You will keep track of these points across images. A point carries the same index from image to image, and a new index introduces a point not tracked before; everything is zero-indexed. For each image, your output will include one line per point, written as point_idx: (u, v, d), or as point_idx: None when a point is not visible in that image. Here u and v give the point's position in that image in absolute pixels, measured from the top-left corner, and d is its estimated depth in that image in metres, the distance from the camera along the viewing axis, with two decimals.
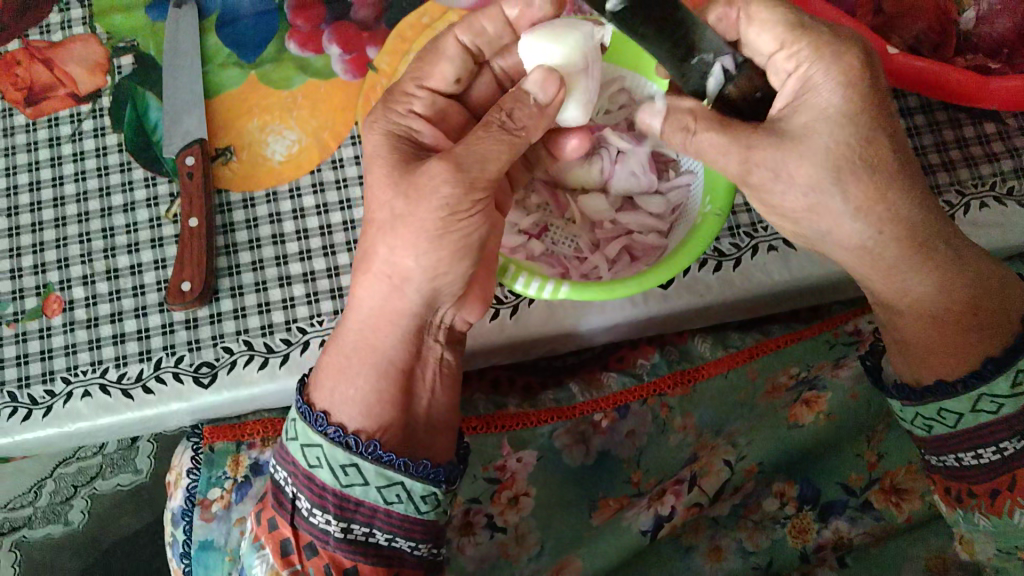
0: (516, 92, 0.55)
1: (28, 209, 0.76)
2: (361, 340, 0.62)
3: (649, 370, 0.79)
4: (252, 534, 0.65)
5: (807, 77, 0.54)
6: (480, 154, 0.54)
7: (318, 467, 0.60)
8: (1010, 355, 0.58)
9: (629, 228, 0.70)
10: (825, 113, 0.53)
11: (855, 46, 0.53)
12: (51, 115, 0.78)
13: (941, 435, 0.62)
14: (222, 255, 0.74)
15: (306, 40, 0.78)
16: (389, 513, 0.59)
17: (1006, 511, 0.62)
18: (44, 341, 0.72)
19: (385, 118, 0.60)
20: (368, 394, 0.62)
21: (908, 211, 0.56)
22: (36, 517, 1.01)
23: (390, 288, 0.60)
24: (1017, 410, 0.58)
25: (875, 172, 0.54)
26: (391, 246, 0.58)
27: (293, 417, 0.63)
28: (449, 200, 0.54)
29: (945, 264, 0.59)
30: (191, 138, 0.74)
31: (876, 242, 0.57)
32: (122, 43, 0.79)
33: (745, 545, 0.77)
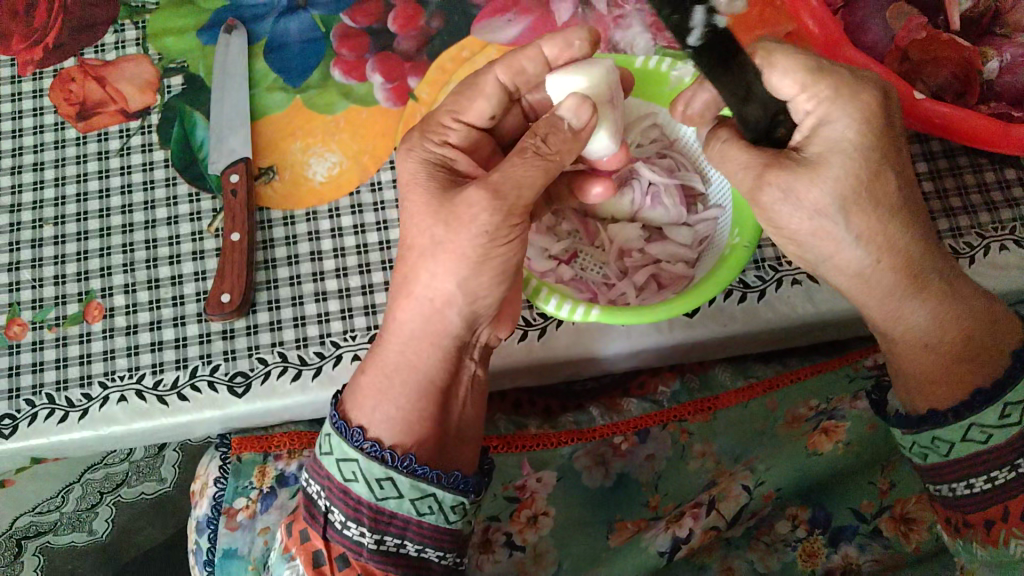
0: (551, 118, 0.57)
1: (75, 219, 0.79)
2: (403, 360, 0.63)
3: (670, 396, 0.82)
4: (281, 545, 0.67)
5: (823, 120, 0.57)
6: (517, 179, 0.56)
7: (354, 481, 0.61)
8: (999, 388, 0.59)
9: (657, 258, 0.72)
10: (838, 148, 0.55)
11: (876, 84, 0.57)
12: (101, 129, 0.81)
13: (934, 463, 0.63)
14: (261, 270, 0.76)
15: (350, 68, 0.81)
16: (421, 524, 0.61)
17: (1001, 541, 0.61)
18: (84, 346, 0.74)
19: (421, 145, 0.63)
20: (407, 413, 0.63)
21: (905, 242, 0.58)
22: (62, 524, 1.04)
23: (431, 312, 0.61)
24: (1009, 439, 0.59)
25: (877, 203, 0.56)
26: (432, 271, 0.60)
27: (328, 431, 0.64)
28: (488, 227, 0.57)
29: (941, 296, 0.60)
30: (236, 156, 0.77)
31: (871, 270, 0.59)
32: (173, 64, 0.82)
33: (757, 566, 0.78)
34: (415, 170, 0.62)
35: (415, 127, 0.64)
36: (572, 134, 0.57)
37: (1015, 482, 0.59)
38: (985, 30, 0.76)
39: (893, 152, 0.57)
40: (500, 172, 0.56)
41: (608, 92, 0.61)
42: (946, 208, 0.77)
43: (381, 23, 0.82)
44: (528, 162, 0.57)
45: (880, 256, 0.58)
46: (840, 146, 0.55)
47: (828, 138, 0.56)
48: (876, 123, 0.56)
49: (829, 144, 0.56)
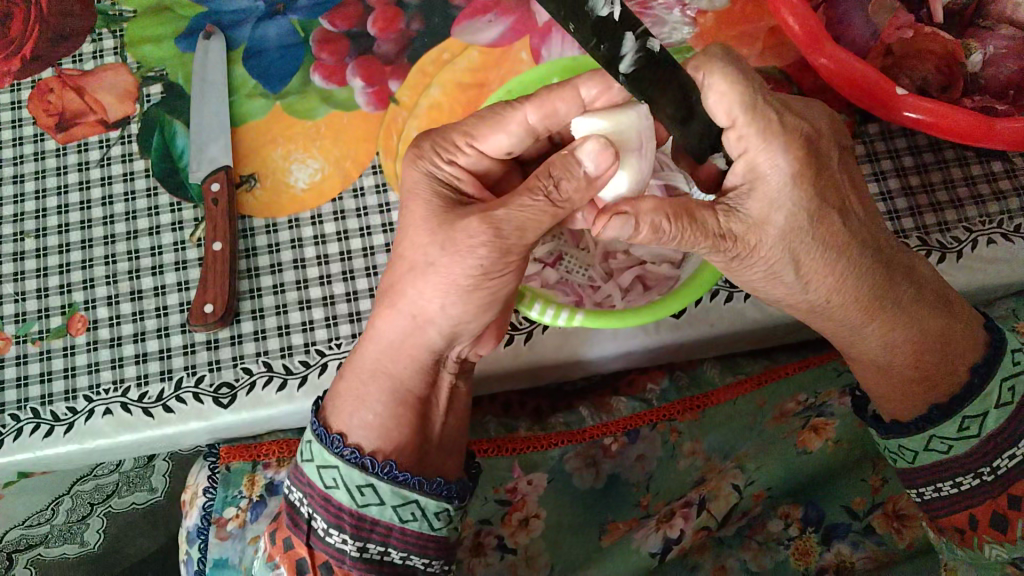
0: (568, 158, 0.54)
1: (56, 231, 0.78)
2: (378, 369, 0.63)
3: (659, 396, 0.80)
4: (266, 553, 0.67)
5: (756, 163, 0.55)
6: (518, 220, 0.55)
7: (335, 488, 0.61)
8: (957, 403, 0.62)
9: (641, 259, 0.71)
10: (778, 205, 0.56)
11: (800, 134, 0.55)
12: (81, 140, 0.81)
13: (904, 468, 0.67)
14: (244, 279, 0.76)
15: (331, 73, 0.80)
16: (404, 531, 0.61)
17: (976, 544, 0.65)
18: (68, 359, 0.74)
19: (429, 158, 0.61)
20: (386, 418, 0.63)
21: (854, 281, 0.60)
22: (53, 535, 1.03)
23: (412, 327, 0.62)
24: (968, 450, 0.62)
25: (825, 246, 0.58)
26: (419, 289, 0.60)
27: (310, 438, 0.64)
28: (483, 262, 0.56)
29: (895, 320, 0.63)
30: (217, 165, 0.76)
31: (824, 306, 0.62)
32: (151, 73, 0.81)
33: (749, 565, 0.80)
34: (421, 182, 0.60)
35: (430, 135, 0.62)
36: (586, 180, 0.55)
37: (980, 489, 0.63)
38: (968, 24, 0.75)
39: (833, 196, 0.57)
40: (505, 209, 0.54)
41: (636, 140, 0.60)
42: (933, 202, 0.76)
43: (360, 26, 0.81)
44: (537, 205, 0.54)
45: (831, 296, 0.61)
46: (776, 203, 0.56)
47: (765, 194, 0.55)
48: (809, 178, 0.55)
49: (755, 199, 0.56)
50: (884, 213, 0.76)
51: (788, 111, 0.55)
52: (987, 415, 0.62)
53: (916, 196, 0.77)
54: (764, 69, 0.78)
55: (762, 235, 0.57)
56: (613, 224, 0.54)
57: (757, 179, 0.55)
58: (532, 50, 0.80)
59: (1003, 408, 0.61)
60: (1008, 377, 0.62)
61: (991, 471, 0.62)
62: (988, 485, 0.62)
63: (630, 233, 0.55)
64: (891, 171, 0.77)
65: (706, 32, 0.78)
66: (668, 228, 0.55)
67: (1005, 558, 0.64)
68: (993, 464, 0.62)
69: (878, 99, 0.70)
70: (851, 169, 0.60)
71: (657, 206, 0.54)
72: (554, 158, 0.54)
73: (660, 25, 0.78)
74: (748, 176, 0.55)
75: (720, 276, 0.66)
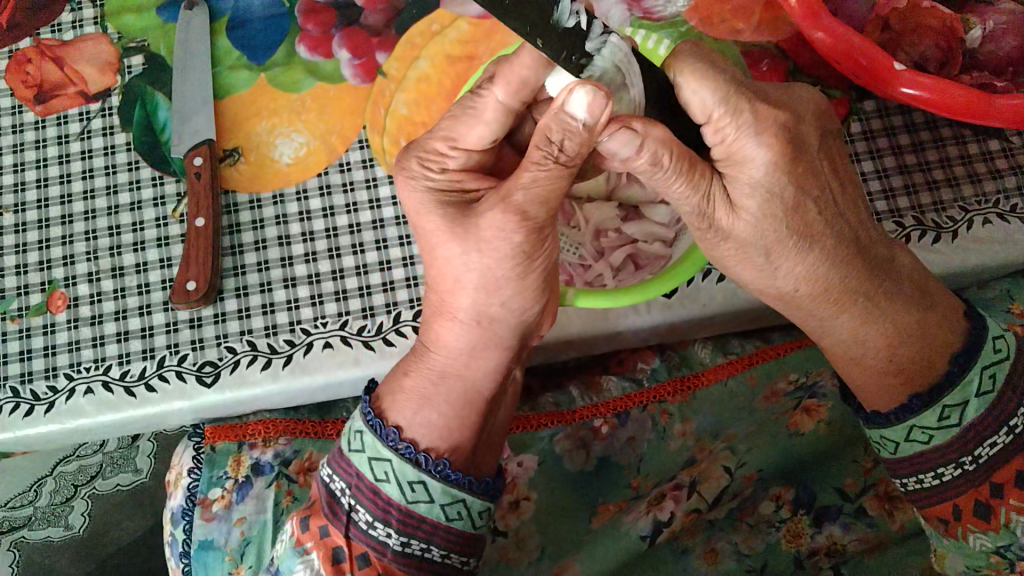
0: (560, 116, 0.51)
1: (35, 206, 0.76)
2: (450, 368, 0.63)
3: (650, 375, 0.80)
4: (292, 539, 0.63)
5: (735, 149, 0.55)
6: (541, 194, 0.54)
7: (385, 482, 0.59)
8: (935, 392, 0.60)
9: (634, 238, 0.69)
10: (753, 192, 0.56)
11: (778, 120, 0.55)
12: (60, 113, 0.79)
13: (888, 458, 0.64)
14: (227, 256, 0.74)
15: (316, 44, 0.78)
16: (449, 530, 0.60)
17: (960, 534, 0.63)
18: (48, 337, 0.72)
19: (421, 174, 0.58)
20: (449, 420, 0.62)
21: (823, 268, 0.60)
22: (36, 518, 1.02)
23: (476, 332, 0.61)
24: (950, 440, 0.59)
25: (795, 231, 0.58)
26: (465, 294, 0.59)
27: (359, 428, 0.62)
28: (523, 247, 0.56)
29: (869, 312, 0.61)
30: (200, 138, 0.74)
31: (794, 294, 0.62)
32: (133, 44, 0.79)
33: (740, 548, 0.77)
34: (421, 198, 0.58)
35: (409, 147, 0.59)
36: (587, 135, 0.51)
37: (963, 481, 0.60)
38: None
39: (813, 183, 0.57)
40: (522, 191, 0.53)
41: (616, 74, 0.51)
42: (930, 180, 0.75)
43: None
44: (548, 172, 0.53)
45: (801, 285, 0.60)
46: (753, 186, 0.56)
47: (741, 179, 0.56)
48: (787, 163, 0.55)
49: (743, 186, 0.56)
50: (878, 192, 0.75)
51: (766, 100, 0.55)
52: (967, 405, 0.59)
53: (911, 174, 0.75)
54: (760, 43, 0.76)
55: (735, 218, 0.58)
56: (619, 136, 0.52)
57: (736, 163, 0.56)
58: None
59: (985, 397, 0.58)
60: (988, 365, 0.59)
61: (973, 459, 0.59)
62: (969, 475, 0.60)
63: (631, 153, 0.53)
64: (886, 149, 0.76)
65: (701, 5, 0.76)
66: (668, 162, 0.54)
67: (989, 547, 0.62)
68: (975, 453, 0.59)
69: (876, 75, 0.69)
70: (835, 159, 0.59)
71: (665, 136, 0.53)
72: (548, 120, 0.51)
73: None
74: (726, 161, 0.56)
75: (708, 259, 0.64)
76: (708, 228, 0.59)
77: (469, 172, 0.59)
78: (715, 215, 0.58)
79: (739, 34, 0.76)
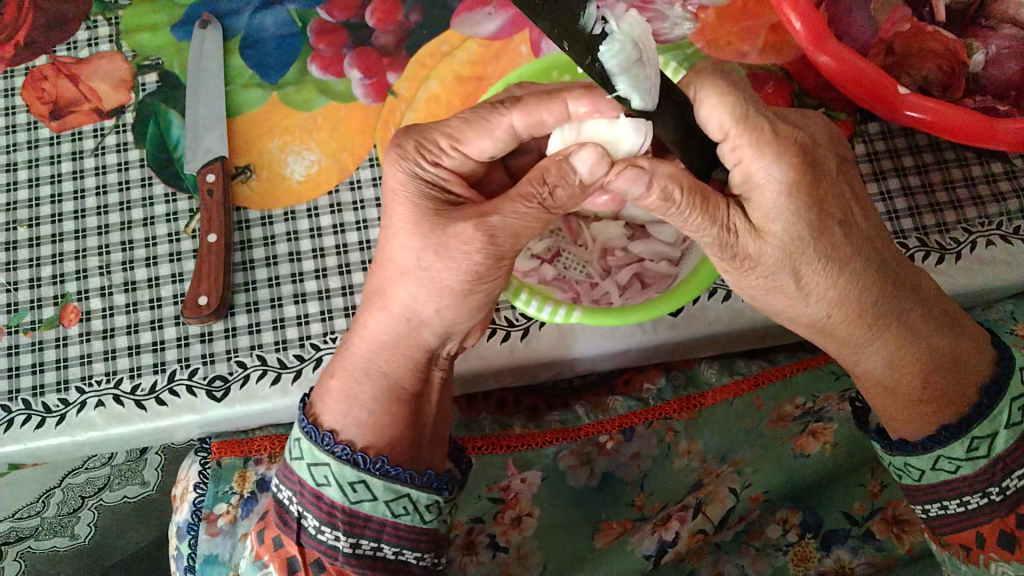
0: (562, 164, 0.54)
1: (49, 221, 0.77)
2: (381, 372, 0.63)
3: (655, 395, 0.79)
4: (253, 552, 0.66)
5: (751, 172, 0.54)
6: (514, 227, 0.54)
7: (326, 486, 0.60)
8: (965, 422, 0.61)
9: (640, 256, 0.70)
10: (777, 215, 0.55)
11: (796, 144, 0.54)
12: (74, 129, 0.80)
13: (909, 485, 0.66)
14: (238, 271, 0.75)
15: (328, 64, 0.79)
16: (397, 525, 0.60)
17: (982, 562, 0.64)
18: (60, 350, 0.73)
19: (413, 160, 0.58)
20: (378, 416, 0.63)
21: (859, 294, 0.59)
22: (43, 529, 1.03)
23: (406, 329, 0.61)
24: (976, 470, 0.61)
25: (830, 259, 0.57)
26: (413, 292, 0.59)
27: (298, 436, 0.63)
28: (479, 267, 0.56)
29: (900, 338, 0.61)
30: (213, 155, 0.76)
31: (828, 321, 0.61)
32: (147, 61, 0.80)
33: (747, 569, 0.81)
34: (407, 186, 0.58)
35: (410, 133, 0.59)
36: (580, 186, 0.55)
37: (987, 508, 0.62)
38: (970, 23, 0.74)
39: (834, 207, 0.57)
40: (499, 216, 0.54)
41: (634, 53, 0.47)
42: (933, 203, 0.76)
43: (359, 17, 0.80)
44: (531, 211, 0.54)
45: (834, 311, 0.60)
46: (780, 212, 0.55)
47: (762, 204, 0.55)
48: (807, 186, 0.55)
49: (763, 208, 0.55)
50: (882, 214, 0.76)
51: (783, 120, 0.55)
52: (997, 435, 0.61)
53: (915, 195, 0.76)
54: (766, 66, 0.77)
55: (762, 243, 0.56)
56: (626, 176, 0.53)
57: (754, 188, 0.55)
58: (532, 43, 0.79)
59: (1014, 427, 0.61)
60: (1016, 397, 0.61)
61: (999, 490, 0.61)
62: (994, 505, 0.62)
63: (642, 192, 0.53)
64: (891, 171, 0.77)
65: (707, 28, 0.77)
66: (680, 197, 0.53)
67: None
68: (1002, 484, 0.61)
69: (881, 99, 0.70)
70: (853, 181, 0.59)
71: (674, 171, 0.53)
72: (550, 164, 0.54)
73: (662, 20, 0.78)
74: (746, 184, 0.55)
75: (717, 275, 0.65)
76: (729, 256, 0.57)
77: (457, 175, 0.59)
78: (741, 242, 0.56)
79: (744, 56, 0.77)
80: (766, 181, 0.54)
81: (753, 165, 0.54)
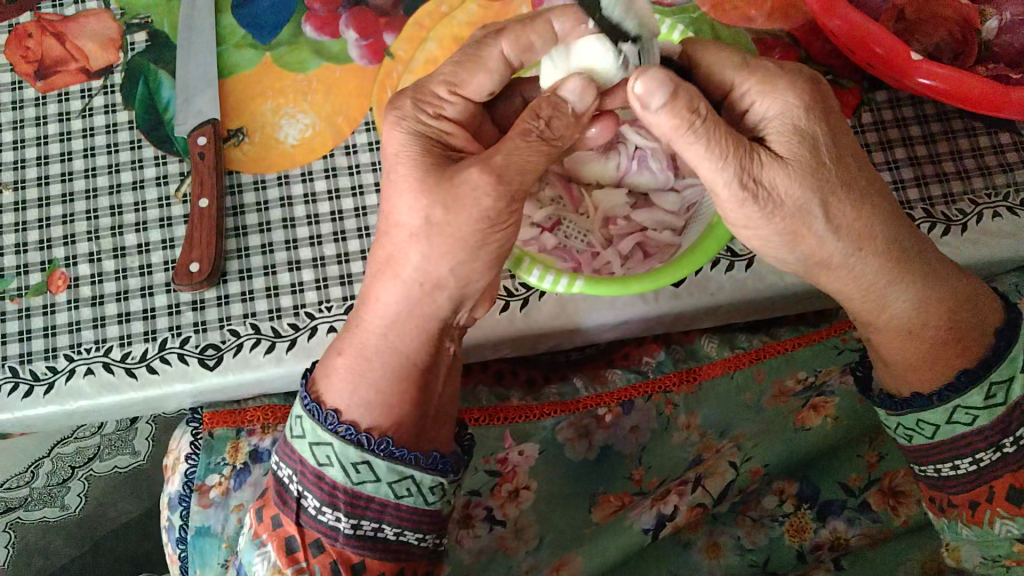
0: (552, 98, 0.54)
1: (36, 183, 0.75)
2: (383, 347, 0.61)
3: (655, 367, 0.78)
4: (253, 531, 0.64)
5: (763, 113, 0.54)
6: (519, 164, 0.53)
7: (328, 466, 0.59)
8: (983, 366, 0.60)
9: (643, 225, 0.68)
10: (802, 139, 0.54)
11: (810, 75, 0.54)
12: (61, 89, 0.77)
13: (920, 444, 0.64)
14: (231, 238, 0.73)
15: (323, 23, 0.77)
16: (399, 507, 0.59)
17: (986, 520, 0.63)
18: (48, 317, 0.72)
19: (414, 117, 0.57)
20: (378, 389, 0.61)
21: (882, 233, 0.58)
22: (32, 498, 1.02)
23: (420, 295, 0.58)
24: (992, 420, 0.60)
25: (855, 192, 0.56)
26: (423, 254, 0.56)
27: (299, 414, 0.61)
28: (489, 212, 0.53)
29: (922, 279, 0.60)
30: (203, 118, 0.73)
31: (853, 261, 0.58)
32: (136, 20, 0.78)
33: (743, 542, 0.79)
34: (407, 143, 0.56)
35: (405, 92, 0.58)
36: (574, 116, 0.55)
37: (999, 464, 0.61)
38: None
39: (853, 139, 0.56)
40: (501, 154, 0.53)
41: None
42: (940, 173, 0.75)
43: None
44: (532, 144, 0.53)
45: (860, 247, 0.57)
46: (805, 138, 0.54)
47: (780, 130, 0.54)
48: (825, 114, 0.54)
49: (784, 136, 0.54)
50: (888, 183, 0.74)
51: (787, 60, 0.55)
52: (1012, 381, 0.60)
53: (922, 165, 0.75)
54: (772, 31, 0.75)
55: (789, 170, 0.53)
56: (650, 78, 0.49)
57: (766, 123, 0.54)
58: (533, 5, 0.76)
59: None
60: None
61: (1013, 442, 0.60)
62: (1006, 458, 0.61)
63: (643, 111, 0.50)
64: (897, 140, 0.75)
65: None
66: (704, 108, 0.50)
67: (1015, 534, 0.63)
68: (1015, 436, 0.60)
69: (893, 64, 0.67)
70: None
71: (692, 84, 0.50)
72: (540, 100, 0.54)
73: None
74: None
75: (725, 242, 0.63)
76: (750, 196, 0.53)
77: (459, 127, 0.58)
78: (765, 174, 0.53)
79: (751, 21, 0.75)
80: (786, 109, 0.53)
81: (763, 102, 0.54)
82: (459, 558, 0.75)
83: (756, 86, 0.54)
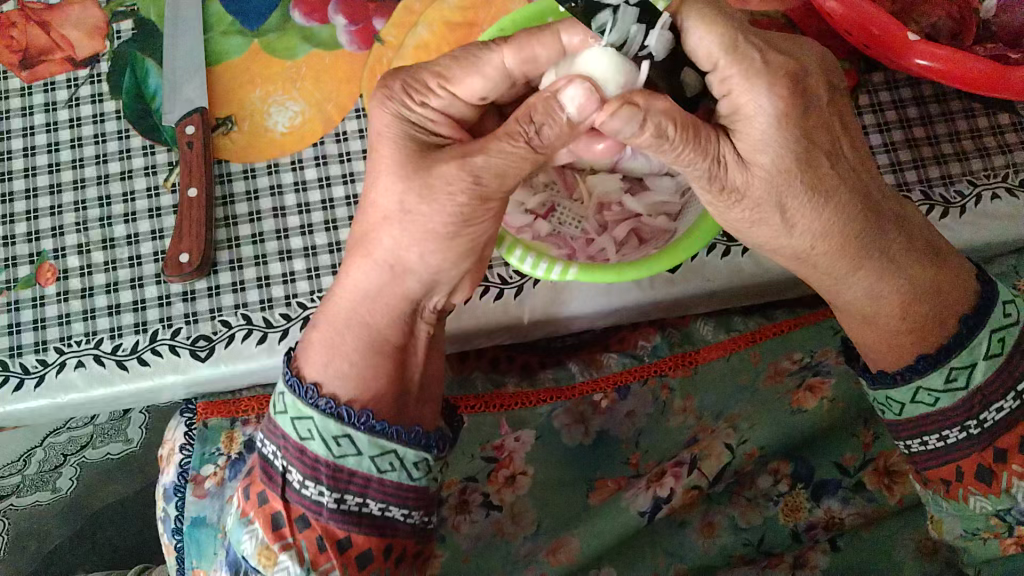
0: (550, 102, 0.50)
1: (23, 174, 0.74)
2: (375, 329, 0.61)
3: (650, 352, 0.79)
4: (240, 509, 0.62)
5: (740, 104, 0.52)
6: (497, 166, 0.51)
7: (310, 440, 0.58)
8: (944, 352, 0.58)
9: (637, 212, 0.67)
10: (764, 147, 0.52)
11: (788, 73, 0.51)
12: (47, 79, 0.76)
13: (891, 420, 0.63)
14: (220, 227, 0.72)
15: (312, 9, 0.75)
16: (383, 482, 0.58)
17: (961, 497, 0.62)
18: (37, 310, 0.71)
19: (401, 99, 0.55)
20: (364, 371, 0.60)
21: (842, 227, 0.57)
22: (25, 485, 1.02)
23: (390, 277, 0.59)
24: (955, 402, 0.58)
25: (816, 190, 0.55)
26: (395, 237, 0.57)
27: (281, 390, 0.61)
28: (463, 208, 0.53)
29: (884, 269, 0.59)
30: (192, 107, 0.72)
31: (809, 254, 0.58)
32: (122, 8, 0.76)
33: (738, 521, 0.76)
34: (391, 127, 0.55)
35: (399, 74, 0.56)
36: (569, 124, 0.51)
37: (966, 443, 0.59)
38: None
39: (820, 138, 0.54)
40: (484, 155, 0.51)
41: None
42: (937, 155, 0.74)
43: None
44: (517, 151, 0.51)
45: (817, 242, 0.57)
46: (764, 144, 0.52)
47: (761, 133, 0.52)
48: (796, 120, 0.52)
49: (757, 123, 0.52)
50: (886, 166, 0.73)
51: (774, 49, 0.51)
52: (976, 366, 0.58)
53: (919, 147, 0.74)
54: (768, 12, 0.74)
55: (749, 176, 0.53)
56: (621, 113, 0.48)
57: (743, 118, 0.52)
58: None
59: (993, 359, 0.58)
60: (997, 329, 0.58)
61: (978, 423, 0.58)
62: (973, 439, 0.59)
63: (634, 128, 0.49)
64: (894, 122, 0.75)
65: None
66: (672, 132, 0.50)
67: (990, 510, 0.61)
68: (980, 416, 0.58)
69: (889, 46, 0.66)
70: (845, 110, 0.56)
71: (668, 107, 0.49)
72: (536, 100, 0.50)
73: None
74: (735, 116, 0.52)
75: (718, 231, 0.62)
76: (715, 189, 0.54)
77: (444, 116, 0.56)
78: (729, 176, 0.53)
79: (746, 3, 0.74)
80: (757, 110, 0.51)
81: (744, 94, 0.51)
82: (457, 544, 0.74)
83: (736, 78, 0.51)
